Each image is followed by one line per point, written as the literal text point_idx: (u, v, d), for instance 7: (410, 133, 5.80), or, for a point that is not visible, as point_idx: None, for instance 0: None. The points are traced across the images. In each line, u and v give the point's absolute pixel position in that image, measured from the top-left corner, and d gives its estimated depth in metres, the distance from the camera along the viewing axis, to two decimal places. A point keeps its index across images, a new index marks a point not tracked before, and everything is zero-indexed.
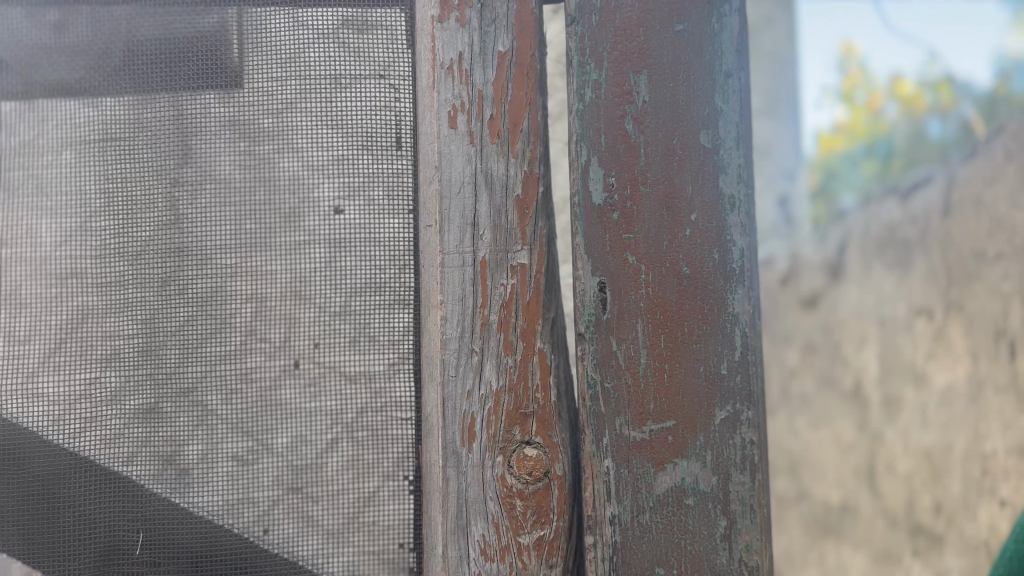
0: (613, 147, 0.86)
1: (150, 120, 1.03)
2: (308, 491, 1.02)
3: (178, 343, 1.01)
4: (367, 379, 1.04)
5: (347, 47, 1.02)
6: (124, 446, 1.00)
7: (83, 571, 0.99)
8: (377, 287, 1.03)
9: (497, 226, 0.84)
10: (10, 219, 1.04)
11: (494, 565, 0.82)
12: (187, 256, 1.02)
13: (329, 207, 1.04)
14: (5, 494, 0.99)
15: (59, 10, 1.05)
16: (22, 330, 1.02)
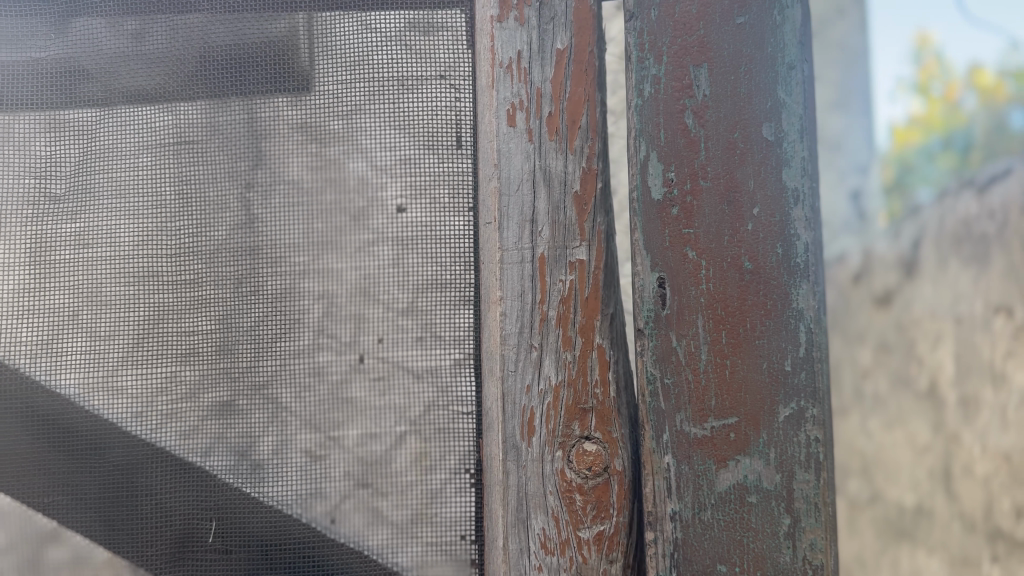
0: (672, 141, 0.85)
1: (226, 125, 1.07)
2: (376, 486, 1.08)
3: (252, 342, 1.05)
4: (433, 376, 1.06)
5: (413, 51, 1.04)
6: (201, 441, 1.04)
7: (160, 557, 1.03)
8: (443, 285, 1.05)
9: (555, 223, 0.84)
10: (93, 222, 1.06)
11: (555, 558, 0.83)
12: (262, 257, 1.06)
13: (391, 205, 1.08)
14: (88, 482, 1.05)
15: (139, 20, 1.05)
16: (104, 328, 1.05)
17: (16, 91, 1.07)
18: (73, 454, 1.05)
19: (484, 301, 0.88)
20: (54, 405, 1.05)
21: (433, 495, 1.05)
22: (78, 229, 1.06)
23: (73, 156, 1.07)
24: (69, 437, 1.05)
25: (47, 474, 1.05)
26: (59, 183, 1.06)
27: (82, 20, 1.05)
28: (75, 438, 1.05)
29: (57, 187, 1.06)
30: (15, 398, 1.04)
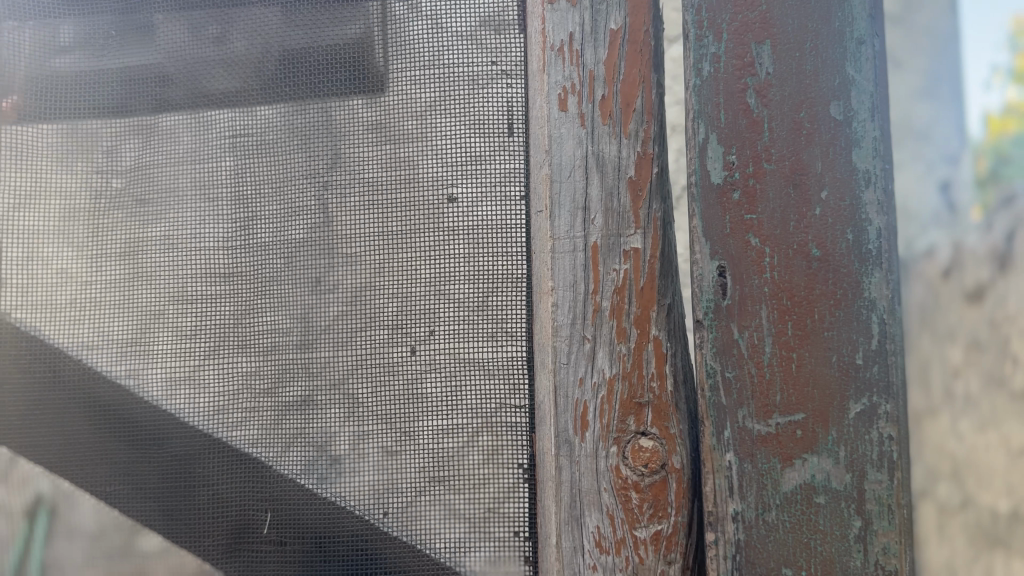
0: (733, 122, 0.81)
1: (306, 127, 1.07)
2: (451, 481, 1.01)
3: (331, 338, 1.04)
4: (506, 376, 1.01)
5: (485, 47, 1.03)
6: (283, 435, 1.04)
7: (217, 547, 1.05)
8: (511, 279, 1.02)
9: (608, 209, 0.81)
10: (179, 222, 1.08)
11: (610, 558, 0.80)
12: (336, 254, 1.05)
13: (441, 198, 1.03)
14: (149, 472, 1.07)
15: (221, 26, 1.10)
16: (189, 325, 1.07)
17: (94, 96, 1.11)
18: (135, 444, 1.08)
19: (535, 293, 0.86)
20: (116, 394, 1.07)
21: (491, 492, 1.01)
22: (165, 231, 1.08)
23: (135, 147, 1.10)
24: (129, 427, 1.08)
25: (109, 464, 1.08)
26: (117, 177, 1.10)
27: (143, 15, 1.10)
28: (135, 429, 1.07)
29: (117, 183, 1.10)
30: (79, 387, 1.08)
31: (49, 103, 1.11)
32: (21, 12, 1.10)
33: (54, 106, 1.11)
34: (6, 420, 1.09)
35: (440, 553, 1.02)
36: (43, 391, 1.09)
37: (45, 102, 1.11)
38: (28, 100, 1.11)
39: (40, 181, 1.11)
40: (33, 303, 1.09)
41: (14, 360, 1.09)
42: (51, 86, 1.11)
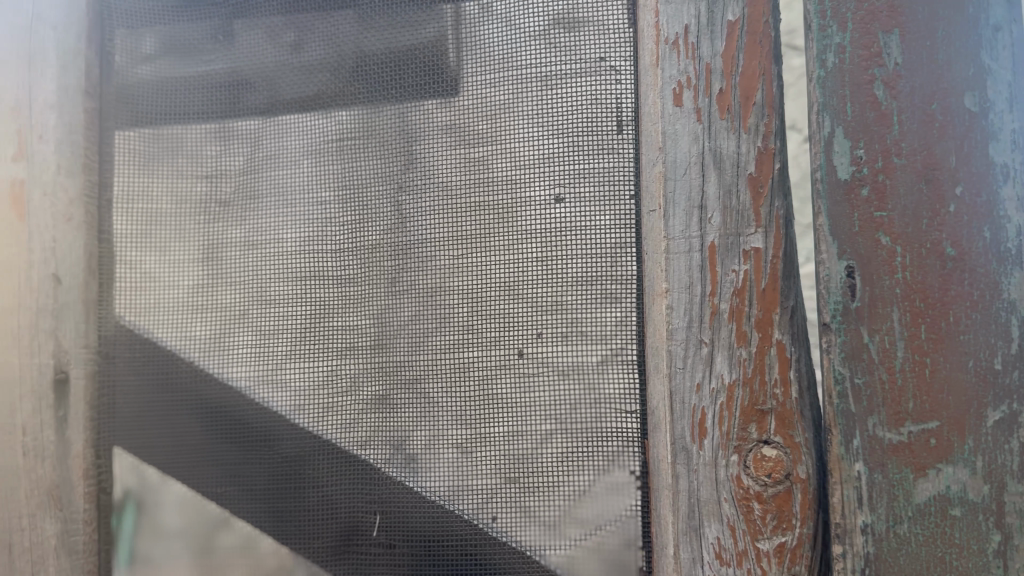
0: (862, 115, 0.77)
1: (382, 128, 1.04)
2: (526, 481, 0.96)
3: (406, 340, 1.00)
4: (578, 374, 0.96)
5: (559, 47, 0.98)
6: (359, 432, 1.01)
7: (327, 550, 1.02)
8: (589, 281, 0.96)
9: (726, 208, 0.78)
10: (261, 224, 1.08)
11: (731, 569, 0.76)
12: (412, 256, 1.01)
13: (547, 198, 0.97)
14: (257, 472, 1.06)
15: (298, 32, 1.08)
16: (268, 325, 1.05)
17: (191, 103, 1.11)
18: (244, 445, 1.07)
19: (648, 295, 0.84)
20: (227, 395, 1.06)
21: (612, 500, 0.94)
22: (248, 232, 1.08)
23: (243, 153, 1.09)
24: (240, 429, 1.07)
25: (218, 465, 1.07)
26: (227, 182, 1.09)
27: (248, 19, 1.09)
28: (246, 430, 1.06)
29: (227, 188, 1.09)
30: (191, 389, 1.07)
31: (157, 109, 1.11)
32: (129, 20, 1.10)
33: (161, 113, 1.11)
34: (118, 420, 1.08)
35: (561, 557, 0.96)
36: (156, 393, 1.08)
37: (139, 116, 1.11)
38: (138, 108, 1.11)
39: (149, 188, 1.10)
40: (141, 305, 1.09)
41: (127, 363, 1.08)
42: (159, 90, 1.11)
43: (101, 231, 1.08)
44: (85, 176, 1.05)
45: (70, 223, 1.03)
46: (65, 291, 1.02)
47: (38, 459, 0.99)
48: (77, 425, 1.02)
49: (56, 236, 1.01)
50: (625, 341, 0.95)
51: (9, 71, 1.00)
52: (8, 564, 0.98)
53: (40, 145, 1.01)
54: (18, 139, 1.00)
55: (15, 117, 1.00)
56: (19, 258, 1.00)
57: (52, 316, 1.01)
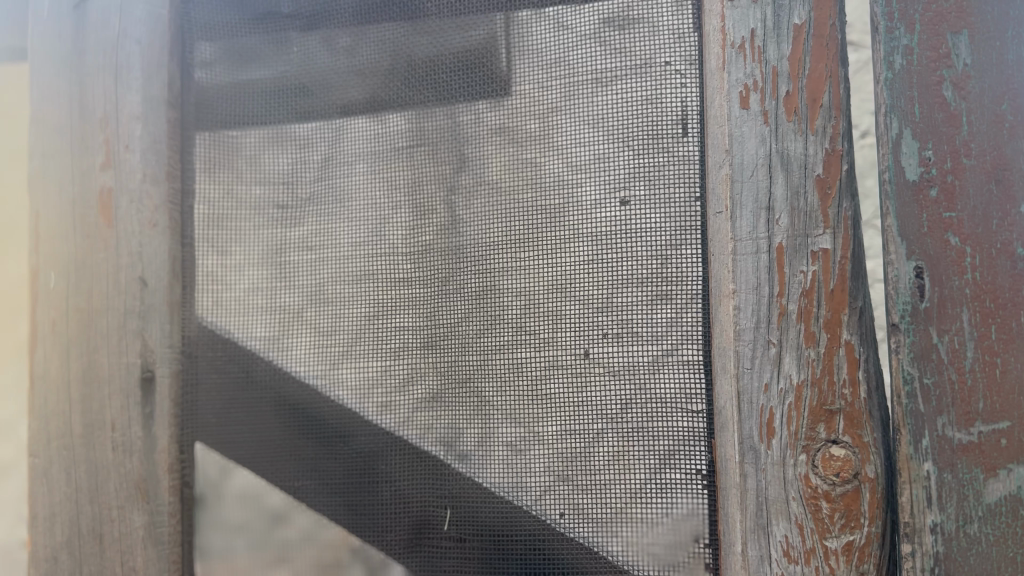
0: (931, 116, 0.77)
1: (428, 130, 1.07)
2: (577, 480, 0.97)
3: (456, 341, 1.03)
4: (630, 374, 0.96)
5: (611, 48, 0.99)
6: (417, 425, 1.04)
7: (398, 543, 1.03)
8: (638, 281, 0.96)
9: (794, 210, 0.78)
10: (319, 224, 1.10)
11: (799, 567, 0.77)
12: (464, 256, 1.03)
13: (596, 198, 0.98)
14: (333, 466, 1.08)
15: (354, 36, 1.10)
16: (325, 325, 1.08)
17: (264, 108, 1.12)
18: (320, 441, 1.09)
19: (714, 297, 0.85)
20: (304, 393, 1.08)
21: (677, 497, 0.93)
22: (304, 234, 1.10)
23: (316, 162, 1.11)
24: (316, 425, 1.08)
25: (296, 460, 1.09)
26: (303, 186, 1.11)
27: (322, 30, 1.11)
28: (322, 427, 1.08)
29: (303, 192, 1.11)
30: (271, 387, 1.09)
31: (236, 116, 1.13)
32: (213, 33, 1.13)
33: (239, 119, 1.13)
34: (201, 417, 1.10)
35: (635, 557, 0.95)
36: (218, 394, 1.10)
37: (219, 121, 1.13)
38: (219, 116, 1.13)
39: (230, 193, 1.13)
40: (227, 307, 1.11)
41: (209, 361, 1.10)
42: (235, 99, 1.13)
43: (184, 236, 1.11)
44: (170, 184, 1.08)
45: (155, 229, 1.06)
46: (151, 293, 1.06)
47: (127, 454, 1.04)
48: (163, 421, 1.06)
49: (142, 242, 1.06)
50: (678, 341, 0.95)
51: (102, 87, 1.06)
52: (98, 554, 1.03)
53: (126, 154, 1.06)
54: (107, 148, 1.06)
55: (104, 128, 1.06)
56: (108, 263, 1.05)
57: (139, 316, 1.05)
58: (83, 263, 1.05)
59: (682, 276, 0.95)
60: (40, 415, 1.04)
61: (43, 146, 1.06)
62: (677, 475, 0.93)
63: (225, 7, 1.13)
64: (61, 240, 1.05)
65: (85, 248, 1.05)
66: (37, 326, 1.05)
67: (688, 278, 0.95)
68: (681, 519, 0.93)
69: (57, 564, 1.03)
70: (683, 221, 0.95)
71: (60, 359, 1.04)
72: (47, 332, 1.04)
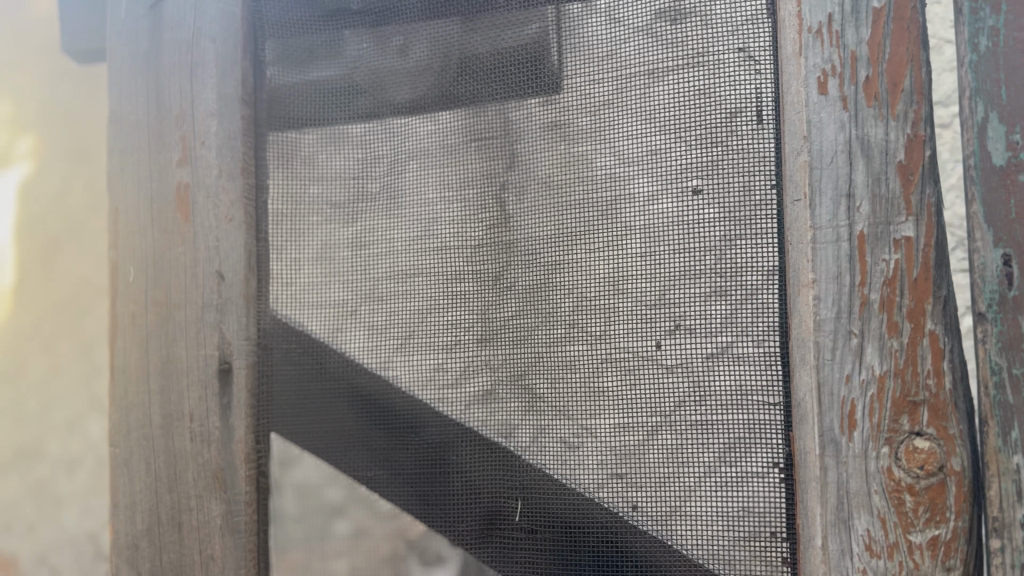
0: (1018, 99, 0.75)
1: (484, 130, 1.07)
2: (633, 477, 0.97)
3: (509, 335, 1.03)
4: (686, 371, 0.95)
5: (662, 41, 0.98)
6: (470, 421, 1.04)
7: (470, 534, 1.03)
8: (693, 277, 0.95)
9: (875, 196, 0.77)
10: (374, 226, 1.11)
11: (881, 562, 0.76)
12: (516, 252, 1.04)
13: (649, 193, 0.98)
14: (404, 457, 1.08)
15: (405, 36, 1.10)
16: (380, 321, 1.09)
17: (331, 107, 1.13)
18: (392, 433, 1.08)
19: (792, 288, 0.83)
20: (375, 384, 1.08)
21: (754, 490, 0.91)
22: (354, 235, 1.12)
23: (388, 154, 1.11)
24: (388, 416, 1.08)
25: (368, 450, 1.09)
26: (373, 180, 1.12)
27: (393, 25, 1.11)
28: (393, 418, 1.08)
29: (372, 185, 1.12)
30: (343, 378, 1.10)
31: (311, 115, 1.14)
32: (284, 32, 1.14)
33: (313, 116, 1.14)
34: (276, 408, 1.11)
35: (711, 552, 0.93)
36: (289, 380, 1.11)
37: (291, 119, 1.14)
38: (293, 114, 1.14)
39: (302, 193, 1.14)
40: (300, 298, 1.12)
41: (285, 353, 1.11)
42: (309, 97, 1.14)
43: (259, 231, 1.12)
44: (245, 179, 1.10)
45: (231, 223, 1.08)
46: (228, 287, 1.08)
47: (204, 443, 1.07)
48: (240, 412, 1.07)
49: (218, 237, 1.08)
50: (755, 334, 0.92)
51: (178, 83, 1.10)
52: (178, 541, 1.07)
53: (201, 150, 1.09)
54: (184, 145, 1.09)
55: (181, 124, 1.10)
56: (186, 258, 1.08)
57: (216, 310, 1.08)
58: (162, 257, 1.09)
59: (738, 271, 0.94)
60: (123, 405, 1.10)
61: (127, 146, 1.12)
62: (732, 472, 0.92)
63: (297, 4, 1.13)
64: (141, 237, 1.11)
65: (165, 242, 1.10)
66: (118, 320, 1.11)
67: (747, 269, 0.93)
68: (755, 513, 0.91)
69: (138, 551, 1.08)
70: (741, 215, 0.94)
71: (140, 349, 1.10)
72: (127, 326, 1.10)
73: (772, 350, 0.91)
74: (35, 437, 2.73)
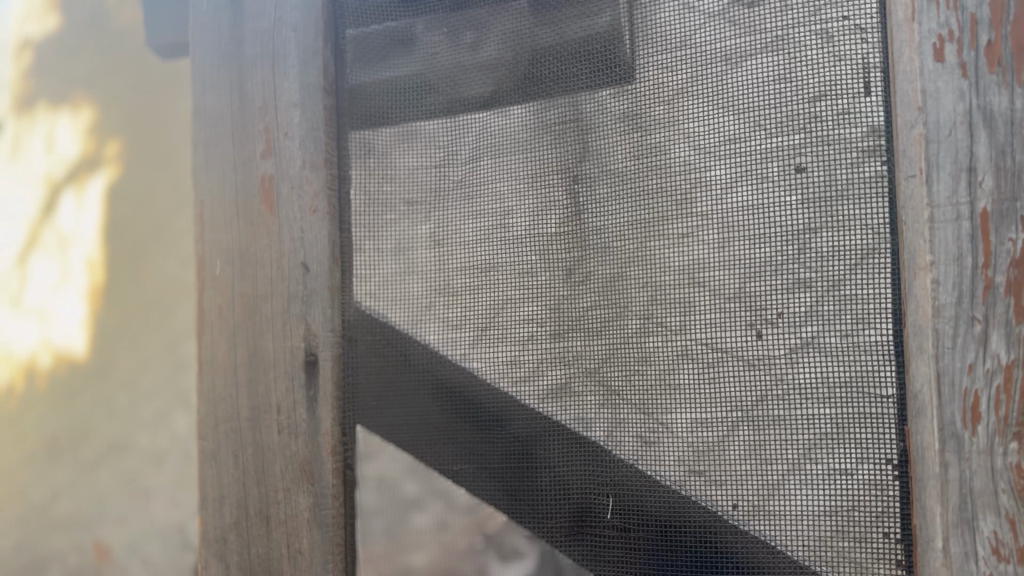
0: None
1: (555, 124, 1.03)
2: (710, 475, 0.93)
3: (585, 328, 1.00)
4: (768, 365, 0.91)
5: (738, 25, 0.94)
6: (546, 420, 1.01)
7: (560, 531, 1.00)
8: (772, 269, 0.91)
9: (1000, 169, 0.73)
10: (450, 220, 1.08)
11: (1010, 566, 0.71)
12: (589, 246, 1.01)
13: (726, 179, 0.93)
14: (491, 451, 1.04)
15: (476, 31, 1.08)
16: (452, 317, 1.07)
17: (411, 100, 1.11)
18: (480, 427, 1.05)
19: (905, 271, 0.76)
20: (461, 377, 1.05)
21: (851, 487, 0.87)
22: (431, 230, 1.09)
23: (471, 142, 1.08)
24: (474, 409, 1.05)
25: (455, 443, 1.06)
26: (456, 169, 1.09)
27: (470, 12, 1.08)
28: (479, 411, 1.05)
29: (455, 174, 1.09)
30: (428, 370, 1.07)
31: (393, 108, 1.12)
32: (366, 19, 1.12)
33: (397, 108, 1.12)
34: (362, 401, 1.09)
35: (811, 552, 0.88)
36: (373, 377, 1.09)
37: (371, 114, 1.13)
38: (375, 107, 1.13)
39: (389, 175, 1.12)
40: (377, 292, 1.11)
41: (369, 345, 1.09)
42: (393, 89, 1.12)
43: (343, 223, 1.11)
44: (329, 171, 1.08)
45: (315, 214, 1.08)
46: (312, 279, 1.07)
47: (292, 436, 1.07)
48: (326, 403, 1.07)
49: (303, 227, 1.08)
50: (852, 324, 0.88)
51: (259, 74, 1.11)
52: (266, 535, 1.07)
53: (285, 141, 1.09)
54: (267, 137, 1.10)
55: (265, 116, 1.10)
56: (272, 250, 1.09)
57: (302, 301, 1.07)
58: (250, 249, 1.10)
59: (823, 260, 0.89)
60: (211, 397, 1.11)
61: (212, 141, 1.13)
62: (820, 471, 0.88)
63: None
64: (226, 230, 1.11)
65: (251, 236, 1.10)
66: (206, 312, 1.12)
67: (831, 258, 0.89)
68: (859, 511, 0.87)
69: (227, 544, 1.09)
70: (825, 203, 0.89)
71: (229, 342, 1.10)
72: (214, 319, 1.11)
73: (864, 343, 0.86)
74: (125, 430, 2.81)
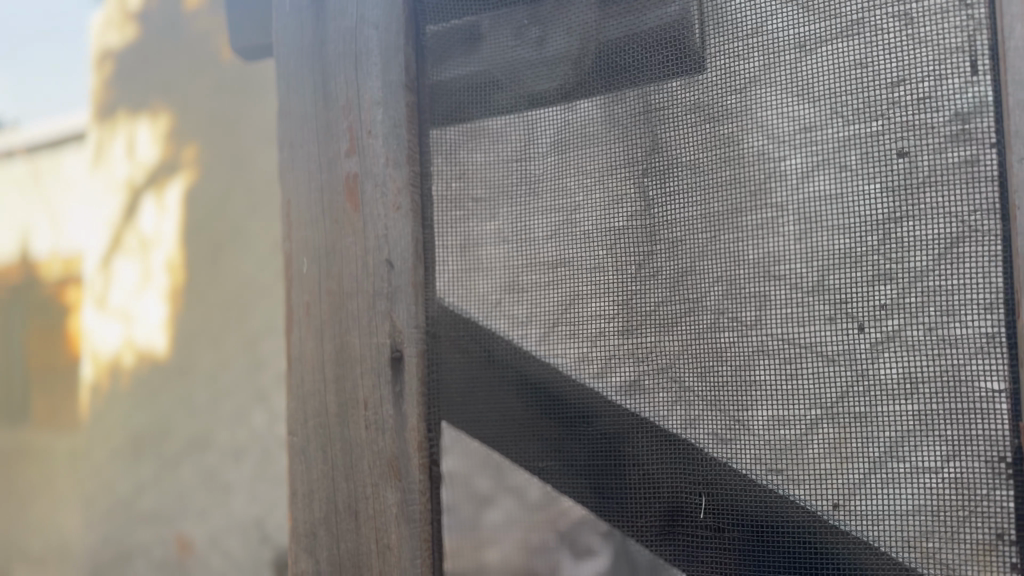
0: None
1: (624, 117, 1.01)
2: (790, 474, 0.90)
3: (654, 321, 0.99)
4: (849, 360, 0.88)
5: (813, 10, 0.90)
6: (636, 416, 0.99)
7: (649, 530, 0.98)
8: (852, 261, 0.88)
9: None
10: (522, 215, 1.08)
11: None
12: (660, 238, 0.98)
13: (804, 168, 0.91)
14: (578, 449, 1.03)
15: (542, 26, 1.07)
16: (522, 314, 1.07)
17: (476, 98, 1.11)
18: (565, 423, 1.04)
19: None
20: (543, 371, 1.04)
21: (936, 485, 0.83)
22: (500, 228, 1.09)
23: (549, 136, 1.07)
24: (560, 406, 1.04)
25: (540, 439, 1.05)
26: (535, 163, 1.08)
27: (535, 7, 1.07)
28: (564, 407, 1.04)
29: (536, 167, 1.07)
30: (511, 366, 1.07)
31: (470, 103, 1.11)
32: (447, 14, 1.11)
33: (470, 103, 1.11)
34: (445, 396, 1.10)
35: (906, 553, 0.84)
36: (463, 372, 1.10)
37: (455, 108, 1.12)
38: (444, 104, 1.13)
39: (467, 167, 1.12)
40: (452, 288, 1.11)
41: (452, 340, 1.10)
42: (469, 85, 1.11)
43: (425, 220, 1.11)
44: (411, 167, 1.09)
45: (399, 212, 1.08)
46: (397, 275, 1.08)
47: (380, 431, 1.07)
48: (412, 399, 1.07)
49: (387, 224, 1.08)
50: (934, 318, 0.85)
51: (340, 73, 1.12)
52: (354, 530, 1.08)
53: (369, 139, 1.10)
54: (351, 135, 1.11)
55: (349, 114, 1.11)
56: (357, 246, 1.09)
57: (387, 298, 1.07)
58: (336, 247, 1.11)
59: (908, 249, 0.86)
60: (299, 394, 1.13)
61: (296, 141, 1.14)
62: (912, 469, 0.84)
63: None
64: (313, 229, 1.12)
65: (336, 233, 1.11)
66: (293, 311, 1.13)
67: (916, 248, 0.85)
68: (960, 510, 0.82)
69: (316, 539, 1.11)
70: (910, 190, 0.86)
71: (315, 339, 1.12)
72: (302, 316, 1.13)
73: (945, 336, 0.84)
74: None
